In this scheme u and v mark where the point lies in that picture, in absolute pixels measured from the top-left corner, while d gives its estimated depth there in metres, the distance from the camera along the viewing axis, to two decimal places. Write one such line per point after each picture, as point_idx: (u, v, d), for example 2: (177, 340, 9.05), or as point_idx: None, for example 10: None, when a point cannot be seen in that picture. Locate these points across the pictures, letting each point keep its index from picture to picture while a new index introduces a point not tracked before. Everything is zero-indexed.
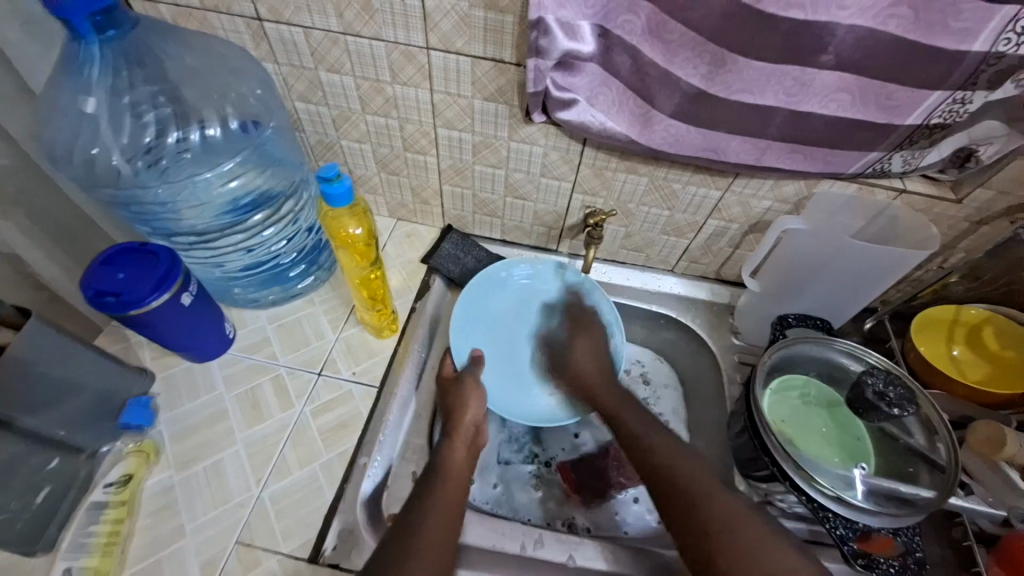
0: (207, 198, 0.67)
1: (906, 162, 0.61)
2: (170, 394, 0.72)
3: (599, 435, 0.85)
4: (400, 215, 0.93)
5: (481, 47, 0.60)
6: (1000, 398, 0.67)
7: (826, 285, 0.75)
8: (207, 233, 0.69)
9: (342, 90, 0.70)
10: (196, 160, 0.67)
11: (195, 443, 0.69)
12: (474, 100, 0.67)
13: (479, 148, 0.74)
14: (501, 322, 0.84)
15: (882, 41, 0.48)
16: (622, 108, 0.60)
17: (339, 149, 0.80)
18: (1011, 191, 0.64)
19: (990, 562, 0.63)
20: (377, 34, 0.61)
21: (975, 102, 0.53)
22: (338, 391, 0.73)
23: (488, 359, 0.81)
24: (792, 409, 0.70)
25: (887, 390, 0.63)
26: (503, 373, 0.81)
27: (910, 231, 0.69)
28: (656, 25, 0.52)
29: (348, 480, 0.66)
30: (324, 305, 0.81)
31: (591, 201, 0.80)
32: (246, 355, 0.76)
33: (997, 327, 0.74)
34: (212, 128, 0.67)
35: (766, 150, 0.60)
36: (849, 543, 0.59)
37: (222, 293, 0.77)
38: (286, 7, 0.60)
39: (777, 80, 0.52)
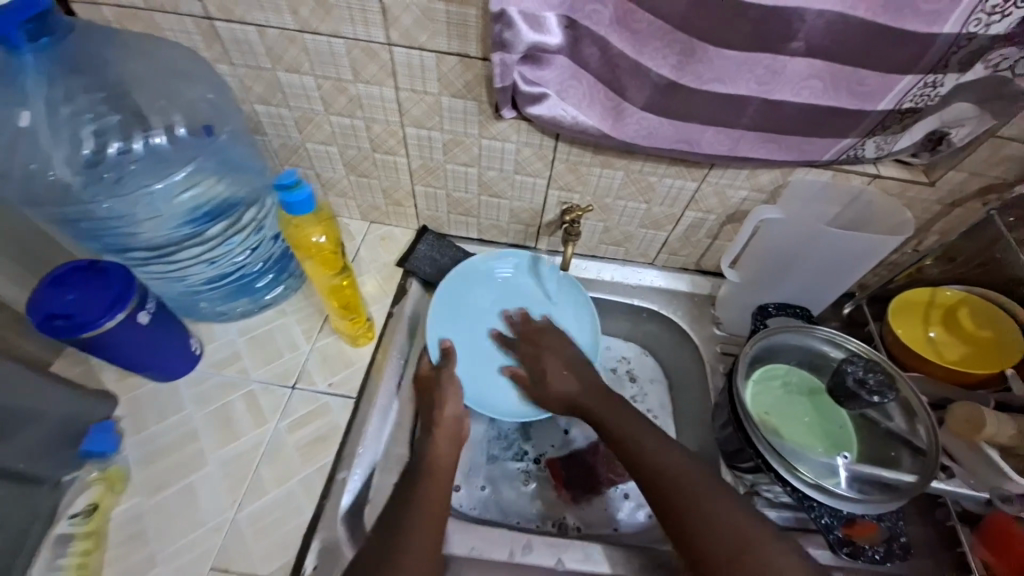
0: (159, 210, 0.62)
1: (879, 148, 0.60)
2: (136, 417, 0.69)
3: (589, 431, 0.83)
4: (373, 218, 0.89)
5: (445, 42, 0.58)
6: (975, 379, 0.69)
7: (805, 273, 0.74)
8: (162, 247, 0.65)
9: (303, 91, 0.67)
10: (142, 170, 0.62)
11: (167, 466, 0.66)
12: (441, 98, 0.65)
13: (450, 147, 0.72)
14: (481, 315, 0.83)
15: (852, 26, 0.47)
16: (593, 101, 0.58)
17: (305, 153, 0.77)
18: (983, 172, 0.64)
19: (975, 541, 0.64)
20: (335, 31, 0.59)
21: (947, 85, 0.53)
22: (315, 403, 0.71)
23: (466, 353, 0.80)
24: (775, 399, 0.70)
25: (867, 377, 0.63)
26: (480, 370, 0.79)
27: (885, 216, 0.68)
28: (624, 14, 0.50)
29: (327, 496, 0.64)
30: (297, 314, 0.78)
31: (567, 197, 0.78)
32: (216, 371, 0.73)
33: (973, 307, 0.74)
34: (158, 136, 0.63)
35: (740, 140, 0.59)
36: (834, 531, 0.59)
37: (187, 309, 0.74)
38: (237, 4, 0.57)
39: (748, 68, 0.51)
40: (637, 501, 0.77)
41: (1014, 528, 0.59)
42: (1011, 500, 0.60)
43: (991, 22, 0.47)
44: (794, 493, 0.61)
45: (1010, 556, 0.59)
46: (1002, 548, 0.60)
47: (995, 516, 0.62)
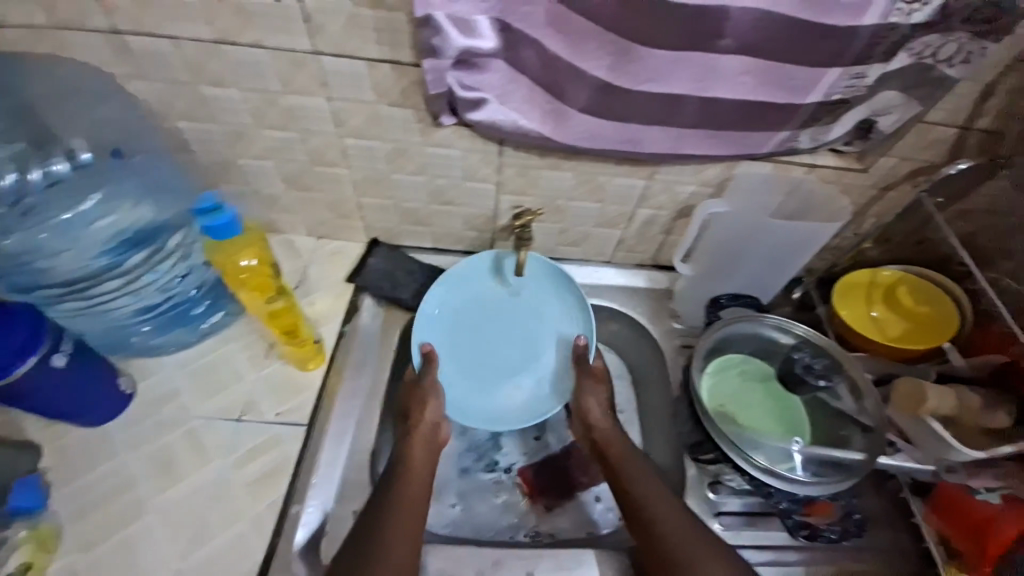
0: (73, 241, 0.58)
1: (813, 139, 0.62)
2: (65, 468, 0.64)
3: (564, 435, 0.82)
4: (322, 233, 0.84)
5: (376, 49, 0.55)
6: (914, 353, 0.72)
7: (754, 263, 0.76)
8: (79, 281, 0.61)
9: (230, 105, 0.62)
10: (44, 201, 0.57)
11: (104, 518, 0.61)
12: (378, 106, 0.62)
13: (394, 156, 0.69)
14: (461, 320, 0.80)
15: (776, 23, 0.48)
16: (534, 105, 0.57)
17: (240, 169, 0.71)
18: (912, 156, 0.66)
19: (925, 509, 0.67)
20: (258, 41, 0.55)
21: (872, 75, 0.54)
22: (264, 435, 0.67)
23: (449, 361, 0.79)
24: (731, 389, 0.71)
25: (813, 363, 0.69)
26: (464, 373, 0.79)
27: (824, 203, 0.71)
28: (557, 16, 0.49)
29: (281, 532, 0.61)
30: (241, 342, 0.74)
31: (520, 201, 0.76)
32: (152, 411, 0.68)
33: (910, 286, 0.77)
34: (57, 164, 0.58)
35: (680, 138, 0.59)
36: (792, 515, 0.68)
37: (118, 345, 0.69)
38: (147, 15, 0.53)
39: (682, 67, 0.51)
40: (608, 503, 0.77)
41: (964, 495, 0.63)
42: (956, 469, 0.63)
43: (912, 9, 0.49)
44: (752, 481, 0.63)
45: (964, 521, 0.63)
46: (954, 515, 0.64)
47: (943, 484, 0.66)
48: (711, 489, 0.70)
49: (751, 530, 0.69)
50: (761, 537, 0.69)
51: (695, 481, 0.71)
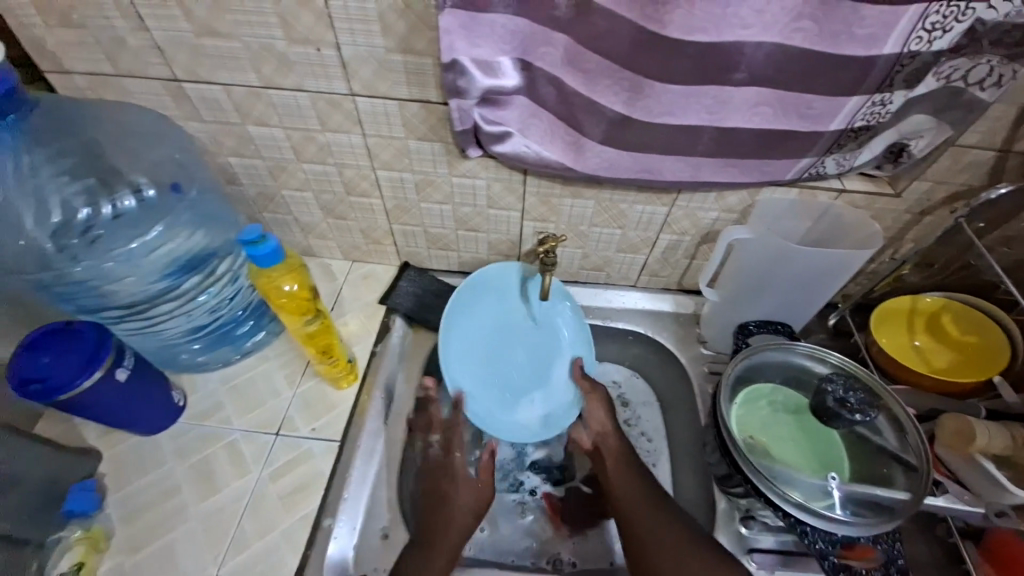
0: (133, 268, 0.64)
1: (839, 164, 0.61)
2: (119, 473, 0.69)
3: None
4: (355, 257, 0.90)
5: (405, 90, 0.59)
6: (965, 388, 0.67)
7: (783, 290, 0.74)
8: (136, 304, 0.66)
9: (274, 142, 0.68)
10: (109, 233, 0.63)
11: (152, 523, 0.65)
12: (408, 141, 0.66)
13: (422, 186, 0.73)
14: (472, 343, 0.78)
15: (791, 55, 0.48)
16: (554, 138, 0.60)
17: (281, 200, 0.78)
18: (947, 180, 0.64)
19: (979, 559, 0.62)
20: (298, 85, 0.60)
21: (896, 102, 0.54)
22: (296, 450, 0.71)
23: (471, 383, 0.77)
24: (760, 419, 0.69)
25: (848, 395, 0.62)
26: (483, 394, 0.78)
27: (854, 230, 0.69)
28: (573, 56, 0.52)
29: (313, 545, 0.64)
30: (280, 359, 0.79)
31: (543, 227, 0.78)
32: (198, 423, 0.73)
33: (955, 313, 0.73)
34: (127, 199, 0.64)
35: (699, 167, 0.60)
36: (829, 557, 0.58)
37: (169, 360, 0.75)
38: (202, 66, 0.59)
39: (696, 100, 0.53)
40: None
41: (1015, 539, 0.59)
42: (1007, 513, 0.58)
43: (932, 38, 0.48)
44: (786, 518, 0.59)
45: (1018, 568, 0.57)
46: (1009, 563, 0.59)
47: (997, 529, 0.61)
48: (742, 524, 0.68)
49: (786, 570, 0.67)
50: None
51: (725, 516, 0.69)
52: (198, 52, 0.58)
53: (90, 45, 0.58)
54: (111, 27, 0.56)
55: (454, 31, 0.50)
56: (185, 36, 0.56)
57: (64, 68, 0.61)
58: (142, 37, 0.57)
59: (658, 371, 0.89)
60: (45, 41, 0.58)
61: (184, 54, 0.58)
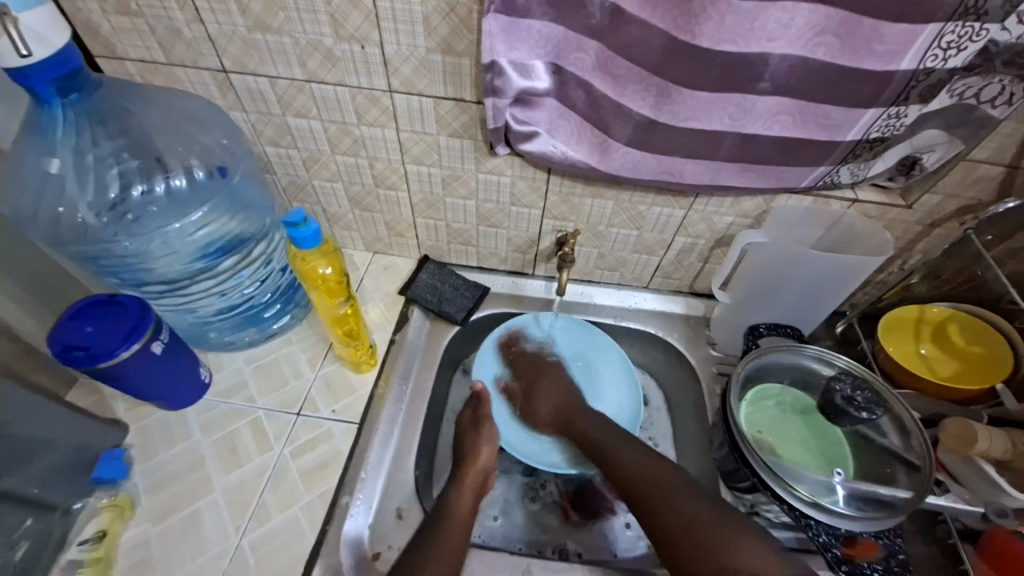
0: (174, 247, 0.67)
1: (853, 174, 0.63)
2: (146, 445, 0.71)
3: None
4: (377, 248, 0.93)
5: (441, 88, 0.63)
6: (969, 395, 0.69)
7: (795, 294, 0.76)
8: (176, 282, 0.70)
9: (310, 133, 0.71)
10: (160, 211, 0.66)
11: (176, 492, 0.68)
12: (439, 137, 0.69)
13: (449, 181, 0.76)
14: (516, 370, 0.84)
15: (813, 67, 0.51)
16: (580, 138, 0.63)
17: (311, 190, 0.81)
18: (958, 193, 0.67)
19: (976, 559, 0.63)
20: (341, 80, 0.64)
21: (911, 115, 0.56)
22: (318, 430, 0.73)
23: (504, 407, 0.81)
24: (768, 417, 0.71)
25: (855, 395, 0.64)
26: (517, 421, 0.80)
27: (866, 237, 0.71)
28: (604, 61, 0.54)
29: (330, 522, 0.66)
30: (303, 342, 0.82)
31: (562, 226, 0.81)
32: (223, 400, 0.76)
33: (961, 323, 0.76)
34: (177, 178, 0.67)
35: (719, 171, 0.63)
36: (832, 550, 0.59)
37: (197, 338, 0.78)
38: (250, 58, 0.63)
39: (720, 106, 0.55)
40: (638, 531, 0.76)
41: (1011, 539, 0.59)
42: (1007, 514, 0.60)
43: (948, 56, 0.51)
44: (790, 511, 0.62)
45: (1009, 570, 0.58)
46: (1000, 564, 0.59)
47: (993, 529, 0.61)
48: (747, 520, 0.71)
49: None
50: None
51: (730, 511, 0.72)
52: (248, 45, 0.61)
53: (146, 33, 0.62)
54: (169, 18, 0.60)
55: (495, 34, 0.53)
56: (238, 29, 0.60)
57: (116, 53, 0.64)
58: (196, 28, 0.60)
59: (668, 370, 0.90)
60: (100, 26, 0.62)
61: (234, 45, 0.62)
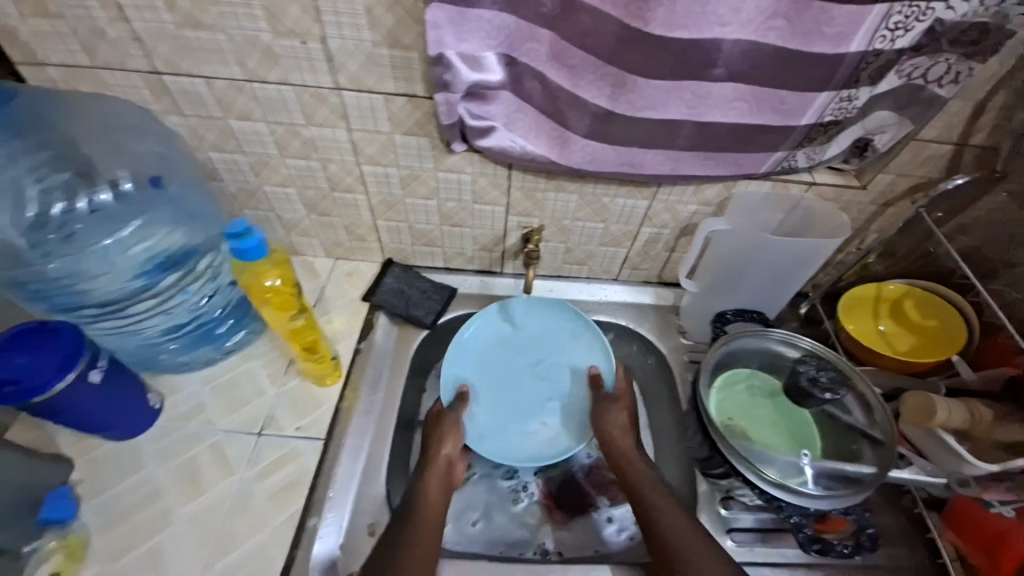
0: (111, 265, 0.62)
1: (809, 158, 0.64)
2: (94, 480, 0.66)
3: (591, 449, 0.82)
4: (337, 254, 0.89)
5: (392, 84, 0.60)
6: (926, 368, 0.72)
7: (760, 279, 0.77)
8: (112, 303, 0.65)
9: (256, 137, 0.67)
10: (87, 228, 0.61)
11: (129, 529, 0.63)
12: (393, 136, 0.66)
13: (407, 181, 0.73)
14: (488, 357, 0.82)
15: (765, 52, 0.51)
16: (539, 132, 0.61)
17: (263, 197, 0.77)
18: (908, 172, 0.68)
19: (942, 526, 0.68)
20: (284, 79, 0.60)
21: (862, 98, 0.57)
22: (282, 449, 0.70)
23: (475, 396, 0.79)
24: (738, 403, 0.71)
25: (819, 376, 0.65)
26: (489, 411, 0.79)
27: (825, 219, 0.72)
28: (558, 52, 0.53)
29: (300, 545, 0.63)
30: (262, 358, 0.78)
31: (527, 222, 0.79)
32: (178, 425, 0.71)
33: (916, 298, 0.78)
34: (103, 193, 0.63)
35: (679, 160, 0.62)
36: (804, 531, 0.61)
37: (145, 362, 0.73)
38: (183, 58, 0.58)
39: (676, 94, 0.55)
40: (621, 525, 0.75)
41: (973, 505, 0.64)
42: (968, 483, 0.61)
43: (895, 37, 0.51)
44: (763, 495, 0.63)
45: (977, 534, 0.63)
46: (968, 529, 0.64)
47: (958, 499, 0.66)
48: (723, 505, 0.71)
49: (764, 547, 0.69)
50: (773, 555, 0.68)
51: (707, 497, 0.72)
52: (179, 44, 0.57)
53: (66, 36, 0.56)
54: (91, 18, 0.55)
55: (442, 26, 0.51)
56: (167, 27, 0.55)
57: (38, 59, 0.59)
58: (122, 29, 0.56)
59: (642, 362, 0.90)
60: (16, 30, 0.56)
61: (165, 45, 0.57)
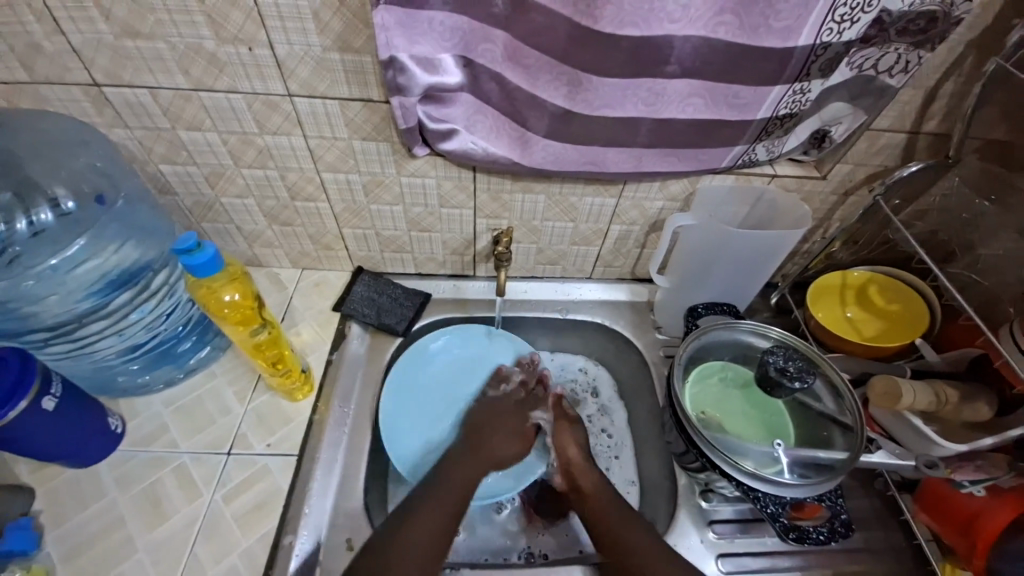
0: (59, 284, 0.60)
1: (769, 150, 0.65)
2: (57, 509, 0.63)
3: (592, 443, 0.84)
4: (304, 264, 0.87)
5: (346, 89, 0.58)
6: (891, 351, 0.73)
7: (728, 272, 0.77)
8: (63, 325, 0.63)
9: (209, 148, 0.65)
10: (28, 250, 0.59)
11: (91, 560, 0.60)
12: (353, 141, 0.64)
13: (371, 187, 0.71)
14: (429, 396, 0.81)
15: (717, 48, 0.51)
16: (500, 133, 0.60)
17: (221, 209, 0.74)
18: (865, 161, 0.69)
19: (914, 507, 0.69)
20: (231, 87, 0.58)
21: (815, 90, 0.58)
22: (252, 468, 0.68)
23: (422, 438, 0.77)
24: (712, 395, 0.72)
25: (787, 365, 0.65)
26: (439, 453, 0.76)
27: (789, 210, 0.72)
28: (513, 52, 0.52)
29: (274, 565, 0.61)
30: (228, 375, 0.75)
31: (496, 224, 0.78)
32: (142, 449, 0.68)
33: (880, 284, 0.79)
34: (43, 213, 0.60)
35: (642, 157, 0.62)
36: (780, 519, 0.61)
37: (103, 386, 0.70)
38: (124, 68, 0.56)
39: (633, 92, 0.55)
40: None
41: (945, 486, 0.65)
42: (936, 465, 0.61)
43: (843, 29, 0.52)
44: (739, 486, 0.63)
45: (951, 515, 0.65)
46: (940, 509, 0.66)
47: (929, 481, 0.68)
48: (702, 498, 0.71)
49: (745, 537, 0.69)
50: (753, 544, 0.69)
51: (686, 490, 0.72)
52: (118, 54, 0.55)
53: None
54: (25, 33, 0.52)
55: (391, 28, 0.49)
56: (103, 37, 0.53)
57: None
58: (56, 40, 0.53)
59: (619, 359, 0.90)
60: None
61: (103, 56, 0.55)
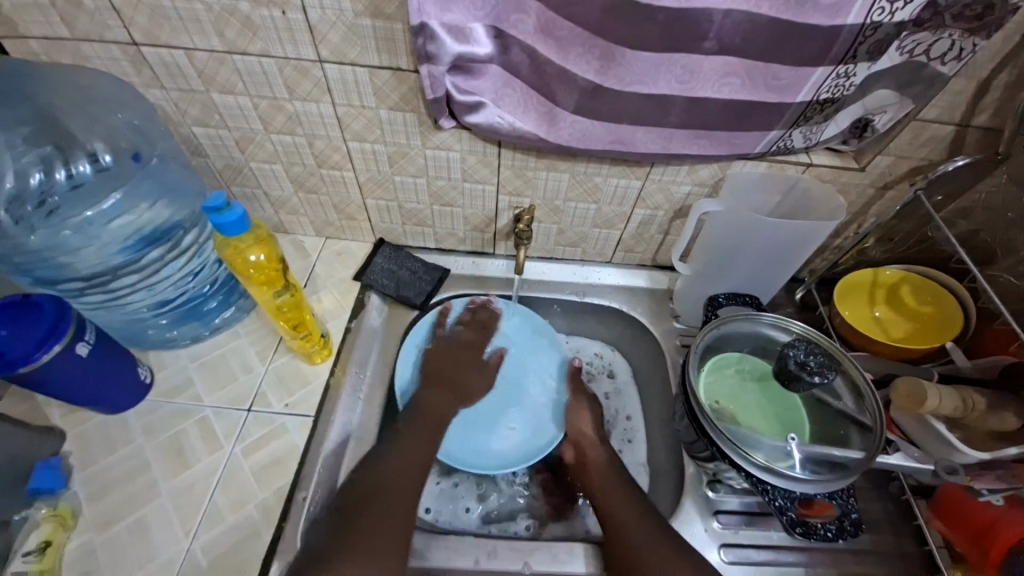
0: (95, 237, 0.62)
1: (806, 138, 0.62)
2: (85, 452, 0.67)
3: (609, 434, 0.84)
4: (328, 233, 0.88)
5: (376, 57, 0.58)
6: (920, 353, 0.71)
7: (754, 262, 0.75)
8: (98, 277, 0.65)
9: (240, 112, 0.66)
10: (66, 202, 0.62)
11: (117, 500, 0.64)
12: (380, 111, 0.65)
13: (395, 159, 0.72)
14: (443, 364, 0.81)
15: (759, 24, 0.49)
16: (528, 108, 0.59)
17: (249, 173, 0.76)
18: (909, 154, 0.66)
19: (930, 514, 0.68)
20: (264, 51, 0.59)
21: (860, 74, 0.55)
22: (270, 425, 0.70)
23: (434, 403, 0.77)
24: (728, 387, 0.70)
25: (808, 360, 0.63)
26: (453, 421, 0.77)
27: (821, 202, 0.69)
28: (546, 23, 0.51)
29: (287, 518, 0.63)
30: (251, 336, 0.78)
31: (518, 201, 0.78)
32: (167, 400, 0.71)
33: (913, 284, 0.77)
34: (81, 165, 0.62)
35: (671, 138, 0.61)
36: (788, 513, 0.60)
37: (133, 337, 0.73)
38: (161, 29, 0.57)
39: (667, 69, 0.53)
40: None
41: (963, 494, 0.64)
42: (957, 471, 0.60)
43: (895, 9, 0.49)
44: (749, 478, 0.62)
45: (965, 523, 0.63)
46: (956, 517, 0.64)
47: (947, 487, 0.66)
48: (709, 488, 0.71)
49: (751, 529, 0.69)
50: (760, 537, 0.69)
51: (694, 480, 0.72)
52: (156, 13, 0.55)
53: (42, 6, 0.55)
54: None
55: None
56: None
57: (17, 32, 0.58)
58: None
59: (635, 345, 0.90)
60: None
61: (140, 14, 0.56)
